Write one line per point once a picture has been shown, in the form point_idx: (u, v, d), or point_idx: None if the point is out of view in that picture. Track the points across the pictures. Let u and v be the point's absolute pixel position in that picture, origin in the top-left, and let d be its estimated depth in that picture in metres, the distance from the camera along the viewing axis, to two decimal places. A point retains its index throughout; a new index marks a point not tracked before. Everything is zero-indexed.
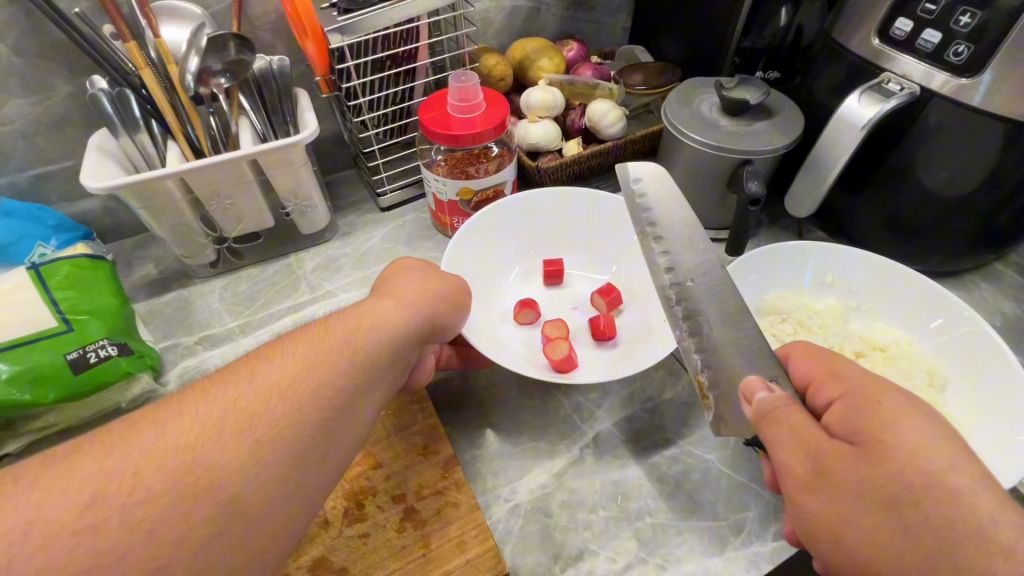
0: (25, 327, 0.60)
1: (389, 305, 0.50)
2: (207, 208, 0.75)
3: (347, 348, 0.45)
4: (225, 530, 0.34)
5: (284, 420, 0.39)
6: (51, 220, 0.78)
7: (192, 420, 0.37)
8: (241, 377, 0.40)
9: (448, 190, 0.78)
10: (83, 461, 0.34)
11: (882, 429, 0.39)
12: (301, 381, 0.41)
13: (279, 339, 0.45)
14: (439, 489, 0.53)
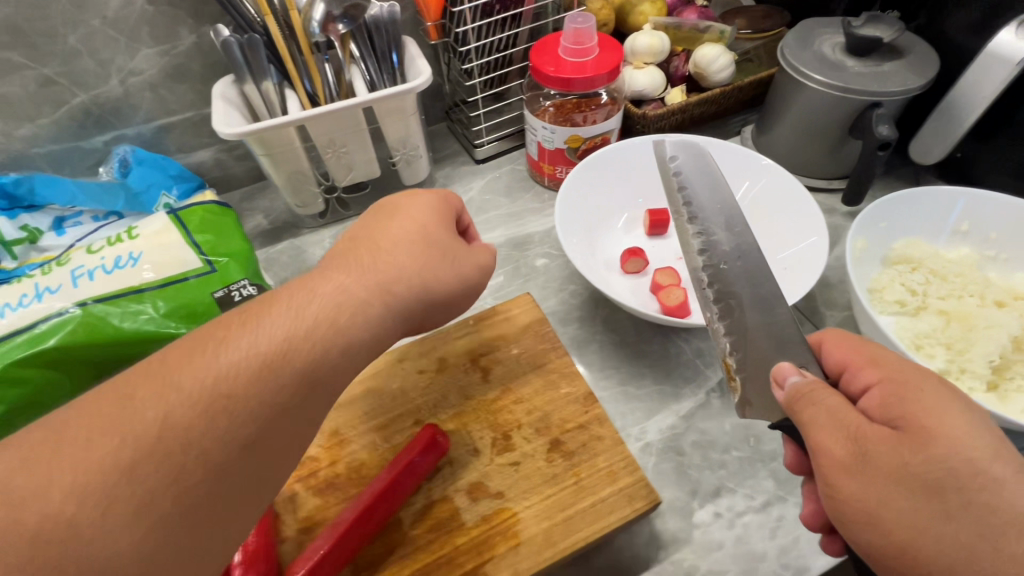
0: (176, 267, 0.64)
1: (416, 242, 0.48)
2: (322, 156, 0.76)
3: (373, 287, 0.44)
4: (231, 488, 0.34)
5: (312, 364, 0.39)
6: (172, 170, 0.79)
7: (209, 373, 0.35)
8: (255, 324, 0.39)
9: (556, 138, 0.77)
10: (101, 420, 0.32)
11: (925, 416, 0.38)
12: (328, 327, 0.40)
13: (264, 317, 0.39)
14: (582, 423, 0.54)
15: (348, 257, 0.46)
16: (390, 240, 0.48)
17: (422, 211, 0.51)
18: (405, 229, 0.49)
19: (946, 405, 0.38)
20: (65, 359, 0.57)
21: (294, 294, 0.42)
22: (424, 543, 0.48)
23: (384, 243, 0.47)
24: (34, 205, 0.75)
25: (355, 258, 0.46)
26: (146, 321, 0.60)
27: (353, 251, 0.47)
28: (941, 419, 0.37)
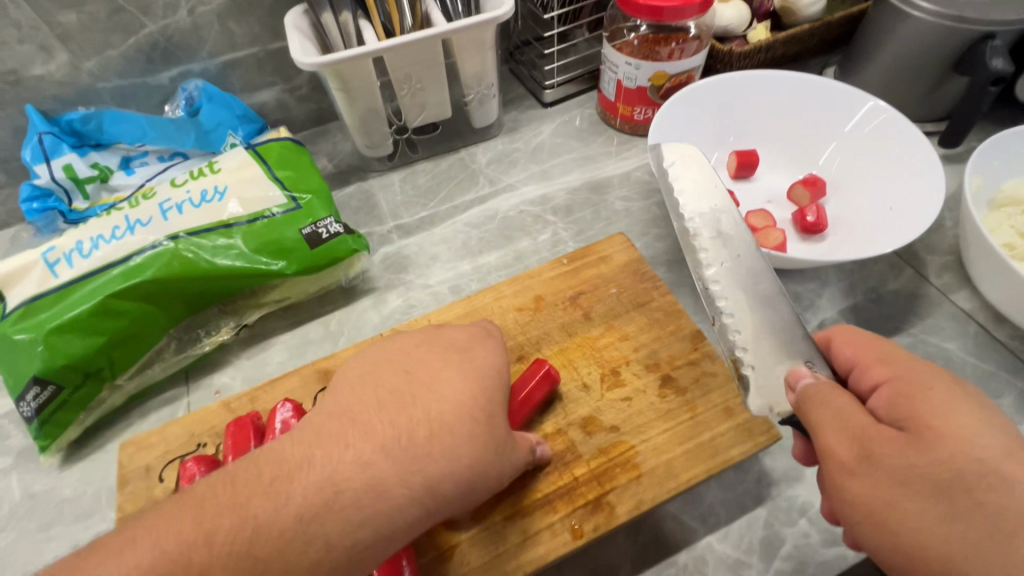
0: (262, 202, 0.62)
1: (462, 400, 0.40)
2: (398, 93, 0.73)
3: (408, 463, 0.36)
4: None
5: (324, 563, 0.33)
6: (239, 109, 0.78)
7: (224, 549, 0.32)
8: (283, 487, 0.34)
9: (639, 75, 0.73)
10: (123, 571, 0.31)
11: (932, 416, 0.35)
12: (347, 512, 0.34)
13: (319, 454, 0.36)
14: (693, 359, 0.53)
15: (393, 399, 0.39)
16: (437, 390, 0.40)
17: (490, 357, 0.44)
18: (461, 374, 0.42)
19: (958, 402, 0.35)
20: (158, 292, 0.57)
21: (323, 450, 0.36)
22: (542, 475, 0.47)
23: (428, 390, 0.40)
24: (102, 143, 0.74)
25: (397, 403, 0.39)
26: (237, 256, 0.59)
27: (402, 389, 0.40)
28: (951, 417, 0.34)
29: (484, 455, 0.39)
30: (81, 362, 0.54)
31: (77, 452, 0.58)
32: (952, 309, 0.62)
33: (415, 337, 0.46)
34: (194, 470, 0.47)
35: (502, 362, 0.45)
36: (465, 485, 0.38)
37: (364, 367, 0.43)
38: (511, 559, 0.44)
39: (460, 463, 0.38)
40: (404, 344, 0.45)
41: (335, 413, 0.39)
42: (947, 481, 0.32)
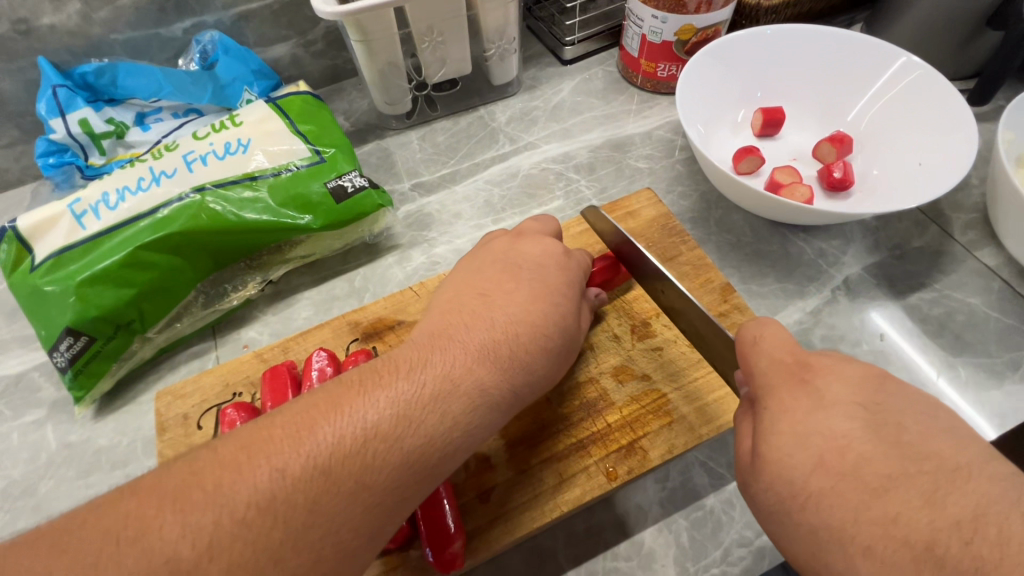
0: (286, 156, 0.62)
1: (537, 316, 0.44)
2: (419, 47, 0.71)
3: (498, 366, 0.40)
4: (381, 527, 0.33)
5: (438, 442, 0.36)
6: (254, 64, 0.75)
7: (354, 424, 0.34)
8: (395, 380, 0.37)
9: (665, 30, 0.71)
10: (266, 444, 0.32)
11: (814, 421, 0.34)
12: (453, 399, 0.38)
13: (381, 375, 0.38)
14: (722, 312, 0.54)
15: (476, 314, 0.43)
16: (514, 308, 0.44)
17: (537, 276, 0.47)
18: (533, 293, 0.45)
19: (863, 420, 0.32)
20: (186, 244, 0.57)
21: (425, 354, 0.40)
22: (576, 421, 0.49)
23: (505, 307, 0.44)
24: (115, 98, 0.72)
25: (480, 317, 0.43)
26: (263, 209, 0.59)
27: (482, 310, 0.44)
28: (775, 441, 0.34)
29: (559, 358, 0.45)
30: (113, 313, 0.55)
31: (111, 403, 0.59)
32: (976, 265, 0.62)
33: (491, 259, 0.49)
34: (235, 415, 0.48)
35: (574, 277, 0.49)
36: (541, 389, 0.43)
37: (443, 297, 0.47)
38: (548, 499, 0.45)
39: (540, 368, 0.43)
40: (480, 265, 0.49)
41: (426, 332, 0.43)
42: (783, 512, 0.33)
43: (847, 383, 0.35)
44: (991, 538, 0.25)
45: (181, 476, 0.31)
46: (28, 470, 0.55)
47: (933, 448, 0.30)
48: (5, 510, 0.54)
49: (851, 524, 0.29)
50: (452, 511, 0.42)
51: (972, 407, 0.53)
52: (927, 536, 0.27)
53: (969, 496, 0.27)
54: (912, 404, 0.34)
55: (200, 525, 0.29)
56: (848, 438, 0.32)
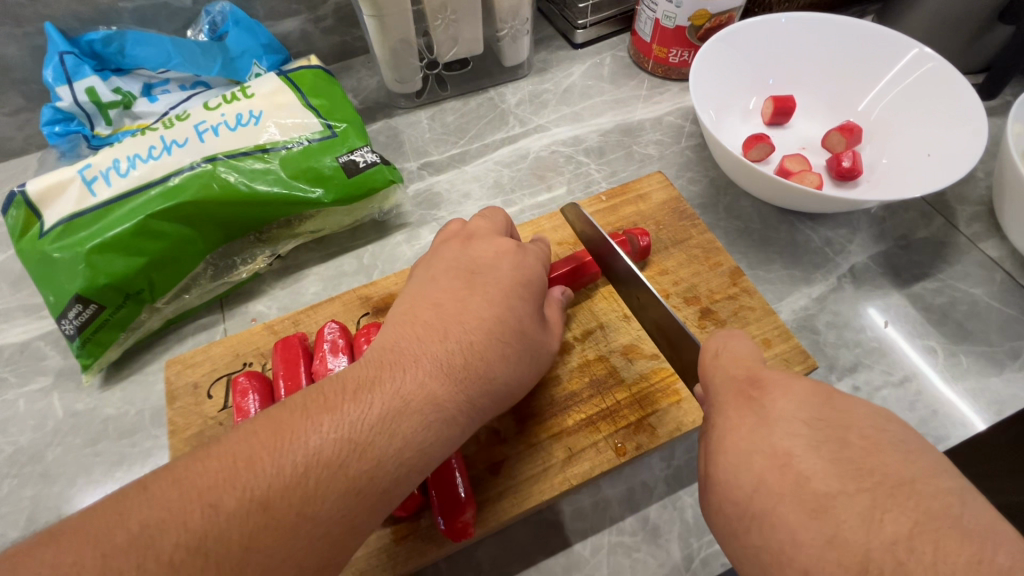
0: (298, 129, 0.62)
1: (492, 325, 0.43)
2: (432, 24, 0.70)
3: (452, 380, 0.40)
4: (325, 560, 0.32)
5: (388, 464, 0.35)
6: (264, 38, 0.75)
7: (295, 451, 0.33)
8: (342, 403, 0.36)
9: (680, 14, 0.71)
10: (199, 478, 0.31)
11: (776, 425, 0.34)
12: (403, 419, 0.36)
13: (329, 394, 0.37)
14: (732, 294, 0.55)
15: (431, 326, 0.42)
16: (469, 319, 0.43)
17: (498, 283, 0.46)
18: (492, 299, 0.44)
19: (818, 447, 0.31)
20: (196, 215, 0.57)
21: (375, 373, 0.38)
22: (586, 398, 0.49)
23: (458, 323, 0.43)
24: (122, 68, 0.71)
25: (436, 329, 0.42)
26: (274, 181, 0.59)
27: (436, 322, 0.43)
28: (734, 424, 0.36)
29: (522, 367, 0.44)
30: (122, 282, 0.55)
31: (116, 373, 0.59)
32: (980, 257, 0.63)
33: (445, 266, 0.48)
34: (247, 384, 0.48)
35: (529, 283, 0.48)
36: (499, 403, 0.43)
37: (396, 309, 0.46)
38: (556, 472, 0.46)
39: (499, 378, 0.42)
40: (433, 274, 0.48)
41: (378, 348, 0.41)
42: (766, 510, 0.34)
43: (801, 400, 0.35)
44: (925, 559, 0.25)
45: (110, 514, 0.29)
46: (34, 437, 0.56)
47: (876, 461, 0.30)
48: (12, 477, 0.54)
49: (791, 547, 0.29)
50: (462, 479, 0.43)
51: (971, 394, 0.54)
52: (864, 557, 0.26)
53: (907, 514, 0.27)
54: (857, 411, 0.33)
55: (123, 571, 0.27)
56: (793, 454, 0.32)
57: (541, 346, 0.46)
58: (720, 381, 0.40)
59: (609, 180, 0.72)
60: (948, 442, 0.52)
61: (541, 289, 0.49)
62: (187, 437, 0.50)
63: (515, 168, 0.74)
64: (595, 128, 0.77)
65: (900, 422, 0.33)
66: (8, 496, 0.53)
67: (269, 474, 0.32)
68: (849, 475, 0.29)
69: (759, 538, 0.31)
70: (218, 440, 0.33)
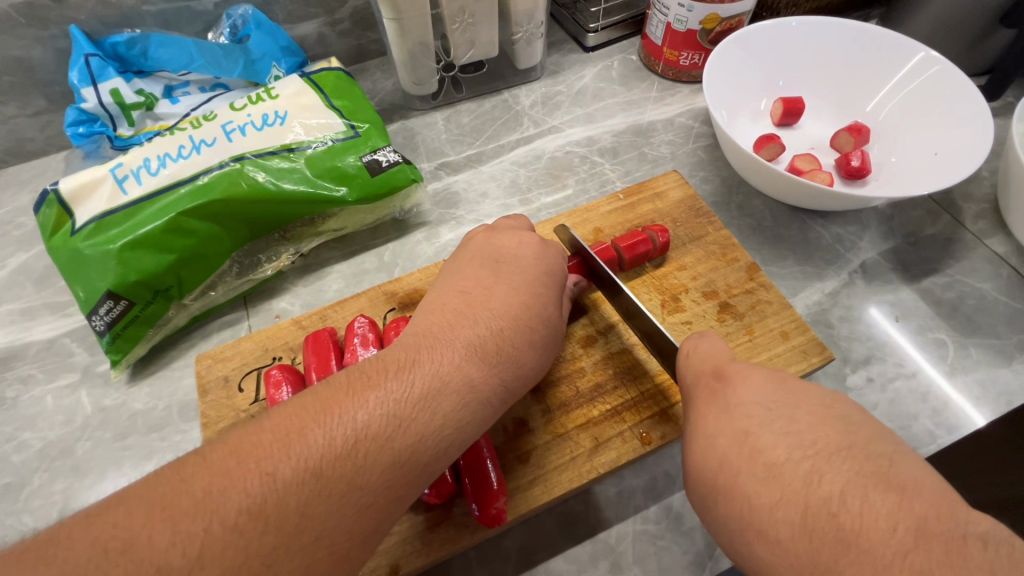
0: (322, 129, 0.63)
1: (519, 310, 0.45)
2: (450, 28, 0.71)
3: (486, 361, 0.41)
4: (373, 530, 0.33)
5: (429, 439, 0.36)
6: (283, 40, 0.75)
7: (344, 424, 0.34)
8: (384, 380, 0.37)
9: (691, 18, 0.73)
10: (254, 448, 0.32)
11: (738, 404, 0.37)
12: (443, 396, 0.38)
13: (371, 372, 0.38)
14: (748, 289, 0.56)
15: (462, 311, 0.44)
16: (497, 304, 0.45)
17: (524, 270, 0.48)
18: (519, 285, 0.47)
19: (767, 422, 0.35)
20: (224, 213, 0.58)
21: (412, 354, 0.40)
22: (610, 389, 0.51)
23: (489, 306, 0.44)
24: (144, 70, 0.72)
25: (468, 313, 0.44)
26: (300, 180, 0.60)
27: (467, 308, 0.44)
28: (705, 410, 0.39)
29: (546, 354, 0.45)
30: (152, 279, 0.56)
31: (143, 369, 0.60)
32: (986, 253, 0.65)
33: (471, 257, 0.50)
34: (280, 376, 0.49)
35: (552, 271, 0.50)
36: (528, 385, 0.44)
37: (424, 299, 0.48)
38: (583, 461, 0.47)
39: (529, 362, 0.43)
40: (459, 264, 0.50)
41: (412, 331, 0.43)
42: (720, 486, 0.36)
43: (756, 383, 0.39)
44: (854, 510, 0.29)
45: (169, 483, 0.30)
46: (64, 432, 0.56)
47: (818, 433, 0.34)
48: (43, 470, 0.54)
49: (749, 511, 0.32)
50: (494, 467, 0.44)
51: (982, 385, 0.56)
52: (805, 513, 0.30)
53: (841, 473, 0.31)
54: (808, 392, 0.38)
55: (190, 532, 0.28)
56: (751, 431, 0.35)
57: (562, 334, 0.48)
58: (689, 375, 0.43)
59: (622, 180, 0.73)
60: (960, 431, 0.53)
61: (563, 279, 0.51)
62: (219, 429, 0.51)
63: (531, 167, 0.75)
64: (608, 129, 0.79)
65: (843, 401, 0.37)
66: (40, 489, 0.53)
67: (321, 444, 0.33)
68: (791, 444, 0.33)
69: (724, 507, 0.34)
70: (268, 414, 0.34)
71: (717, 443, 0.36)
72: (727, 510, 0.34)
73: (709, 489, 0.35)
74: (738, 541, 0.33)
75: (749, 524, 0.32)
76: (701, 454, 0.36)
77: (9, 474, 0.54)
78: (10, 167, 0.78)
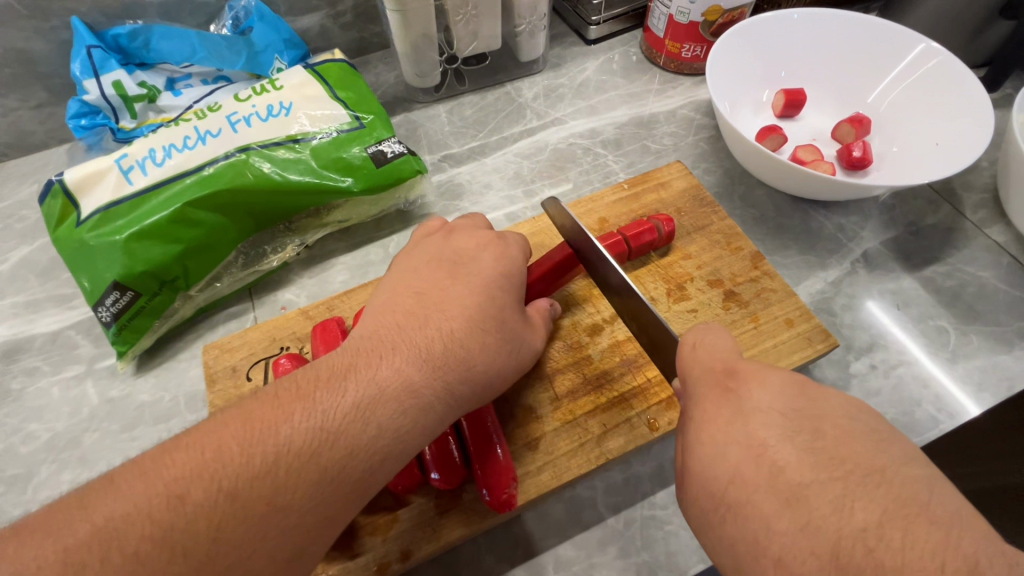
0: (328, 120, 0.63)
1: (469, 313, 0.44)
2: (453, 19, 0.71)
3: (430, 365, 0.40)
4: (295, 549, 0.32)
5: (360, 452, 0.35)
6: (285, 33, 0.75)
7: (265, 441, 0.33)
8: (314, 393, 0.36)
9: (693, 10, 0.73)
10: (167, 470, 0.31)
11: (753, 414, 0.34)
12: (378, 407, 0.37)
13: (303, 383, 0.37)
14: (753, 277, 0.57)
15: (409, 316, 0.43)
16: (446, 306, 0.43)
17: (477, 273, 0.47)
18: (471, 288, 0.45)
19: (788, 438, 0.32)
20: (231, 204, 0.58)
21: (349, 363, 0.38)
22: (616, 377, 0.51)
23: (437, 309, 0.43)
24: (146, 62, 0.72)
25: (414, 319, 0.43)
26: (306, 170, 0.60)
27: (415, 311, 0.43)
28: (712, 419, 0.36)
29: (500, 354, 0.44)
30: (159, 269, 0.55)
31: (148, 360, 0.60)
32: (986, 242, 0.66)
33: (427, 257, 0.49)
34: (288, 365, 0.49)
35: (508, 270, 0.48)
36: (482, 389, 0.42)
37: (374, 300, 0.46)
38: (592, 447, 0.47)
39: (479, 364, 0.42)
40: (413, 264, 0.49)
41: (356, 337, 0.42)
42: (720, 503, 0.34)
43: (775, 390, 0.35)
44: (894, 545, 0.26)
45: (73, 510, 0.30)
46: (70, 423, 0.56)
47: (848, 452, 0.31)
48: (50, 462, 0.54)
49: (766, 534, 0.30)
50: (502, 447, 0.45)
51: (983, 371, 0.56)
52: (836, 544, 0.27)
53: (876, 502, 0.28)
54: (832, 401, 0.35)
55: (88, 565, 0.28)
56: (769, 445, 0.32)
57: (521, 333, 0.46)
58: (696, 376, 0.39)
59: (625, 171, 0.74)
60: (961, 417, 0.54)
61: (521, 282, 0.49)
62: None
63: (534, 159, 0.75)
64: (611, 121, 0.79)
65: (870, 413, 0.34)
66: (48, 480, 0.53)
67: (235, 465, 0.32)
68: (816, 464, 0.30)
69: (736, 528, 0.31)
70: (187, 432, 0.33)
71: (730, 454, 0.33)
72: (729, 517, 0.32)
73: (718, 506, 0.33)
74: (748, 566, 0.30)
75: (766, 551, 0.29)
76: (712, 463, 0.34)
77: (15, 466, 0.54)
78: (11, 161, 0.77)
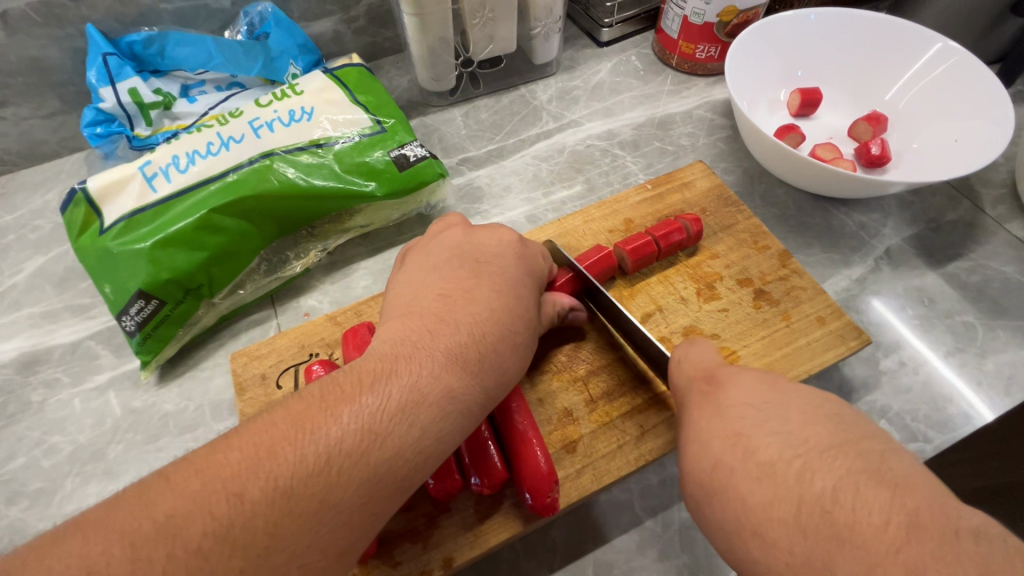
0: (350, 125, 0.63)
1: (500, 315, 0.44)
2: (470, 22, 0.71)
3: (468, 369, 0.40)
4: (348, 548, 0.32)
5: (407, 454, 0.35)
6: (300, 38, 0.75)
7: (316, 441, 0.32)
8: (359, 394, 0.35)
9: (708, 11, 0.73)
10: (221, 468, 0.31)
11: (741, 412, 0.36)
12: (422, 408, 0.36)
13: (346, 383, 0.36)
14: (782, 275, 0.57)
15: (441, 317, 0.42)
16: (478, 308, 0.43)
17: (504, 274, 0.47)
18: (497, 289, 0.45)
19: (759, 421, 0.34)
20: (255, 209, 0.57)
21: (389, 364, 0.38)
22: (649, 377, 0.51)
23: (470, 309, 0.43)
24: (161, 68, 0.71)
25: (447, 319, 0.42)
26: (329, 175, 0.60)
27: (445, 312, 0.43)
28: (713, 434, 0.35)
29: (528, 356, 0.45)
30: (184, 277, 0.55)
31: (172, 370, 0.59)
32: (1008, 237, 0.66)
33: (444, 256, 0.49)
34: (321, 372, 0.48)
35: (528, 273, 0.48)
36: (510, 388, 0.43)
37: (399, 300, 0.45)
38: (631, 449, 0.47)
39: (511, 367, 0.42)
40: (436, 263, 0.48)
41: (388, 338, 0.41)
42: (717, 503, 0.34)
43: (749, 387, 0.37)
44: (848, 506, 0.28)
45: (129, 507, 0.29)
46: (93, 435, 0.55)
47: (809, 432, 0.32)
48: (74, 474, 0.53)
49: (743, 511, 0.31)
50: (544, 456, 0.43)
51: (1016, 364, 0.56)
52: (797, 510, 0.29)
53: (833, 470, 0.30)
54: (803, 393, 0.36)
55: (152, 560, 0.27)
56: (743, 433, 0.34)
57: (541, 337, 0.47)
58: (682, 383, 0.42)
59: (642, 173, 0.74)
60: (997, 409, 0.54)
61: (540, 280, 0.50)
62: None
63: (552, 161, 0.75)
64: (626, 122, 0.79)
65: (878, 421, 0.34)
66: (73, 493, 0.52)
67: (290, 464, 0.31)
68: (780, 443, 0.32)
69: (722, 512, 0.32)
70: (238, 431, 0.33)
71: (712, 447, 0.35)
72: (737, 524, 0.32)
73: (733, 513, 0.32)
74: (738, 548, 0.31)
75: (745, 525, 0.30)
76: (697, 455, 0.35)
77: (39, 479, 0.53)
78: (24, 170, 0.77)
